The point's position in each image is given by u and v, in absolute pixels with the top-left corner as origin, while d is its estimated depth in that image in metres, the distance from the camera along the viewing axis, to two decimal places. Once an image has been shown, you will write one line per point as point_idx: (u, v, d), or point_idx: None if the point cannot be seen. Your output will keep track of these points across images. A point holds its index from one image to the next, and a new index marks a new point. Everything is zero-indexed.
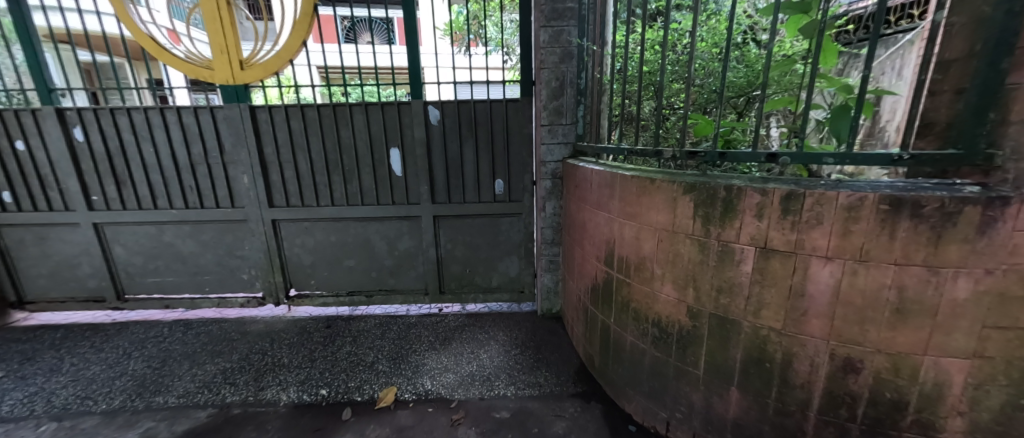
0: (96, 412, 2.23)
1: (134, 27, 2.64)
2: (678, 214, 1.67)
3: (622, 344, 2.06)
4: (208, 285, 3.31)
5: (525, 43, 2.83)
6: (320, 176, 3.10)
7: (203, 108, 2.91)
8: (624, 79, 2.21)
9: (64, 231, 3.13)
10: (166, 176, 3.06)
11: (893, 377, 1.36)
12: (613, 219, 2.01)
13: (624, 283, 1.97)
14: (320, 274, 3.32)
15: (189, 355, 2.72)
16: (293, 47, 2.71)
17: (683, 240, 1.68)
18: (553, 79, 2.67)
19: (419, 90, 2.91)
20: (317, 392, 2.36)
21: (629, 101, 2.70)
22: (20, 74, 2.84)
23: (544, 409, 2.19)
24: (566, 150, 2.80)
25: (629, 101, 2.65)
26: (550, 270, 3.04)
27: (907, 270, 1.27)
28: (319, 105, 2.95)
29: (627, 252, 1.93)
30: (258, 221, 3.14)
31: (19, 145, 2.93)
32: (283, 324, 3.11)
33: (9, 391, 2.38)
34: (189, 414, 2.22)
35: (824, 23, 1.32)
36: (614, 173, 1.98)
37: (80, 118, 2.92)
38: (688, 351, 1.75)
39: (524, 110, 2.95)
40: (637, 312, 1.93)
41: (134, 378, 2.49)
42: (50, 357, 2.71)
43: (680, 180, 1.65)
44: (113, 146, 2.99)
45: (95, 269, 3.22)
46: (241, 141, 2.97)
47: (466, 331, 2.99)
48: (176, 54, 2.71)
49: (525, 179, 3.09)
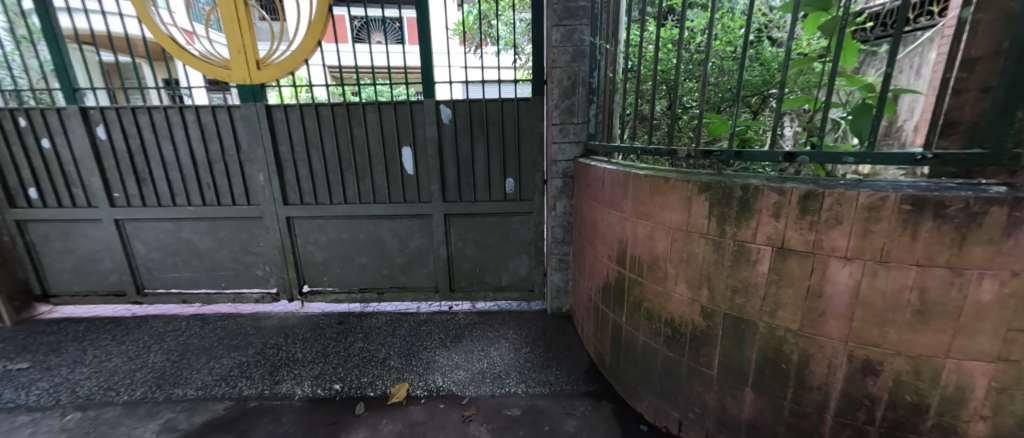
0: (119, 403, 2.29)
1: (155, 29, 2.72)
2: (692, 213, 1.66)
3: (634, 343, 2.05)
4: (224, 280, 3.38)
5: (536, 43, 2.85)
6: (333, 174, 3.15)
7: (221, 108, 2.98)
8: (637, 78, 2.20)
9: (88, 227, 3.23)
10: (185, 174, 3.14)
11: (914, 379, 1.34)
12: (626, 219, 2.01)
13: (636, 282, 1.97)
14: (332, 271, 3.37)
15: (206, 349, 2.79)
16: (309, 47, 2.76)
17: (698, 240, 1.67)
18: (565, 77, 2.67)
19: (432, 89, 2.94)
20: (331, 386, 2.40)
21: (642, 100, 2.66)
22: (45, 74, 2.93)
23: (555, 407, 2.19)
24: (577, 149, 2.81)
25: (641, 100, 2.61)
26: (560, 269, 3.06)
27: (929, 271, 1.25)
28: (333, 104, 2.99)
29: (640, 251, 1.93)
30: (273, 218, 3.20)
31: (44, 143, 3.03)
32: (297, 320, 3.17)
33: (35, 382, 2.47)
34: (208, 406, 2.27)
35: (846, 20, 1.30)
36: (626, 173, 1.97)
37: (103, 117, 3.00)
38: (702, 350, 1.74)
39: (536, 109, 2.96)
40: (650, 311, 1.92)
41: (154, 370, 2.57)
42: (74, 349, 2.81)
43: (695, 180, 1.64)
44: (134, 144, 3.07)
45: (116, 264, 3.31)
46: (258, 139, 3.03)
47: (476, 329, 3.01)
48: (195, 55, 2.78)
49: (536, 178, 3.10)
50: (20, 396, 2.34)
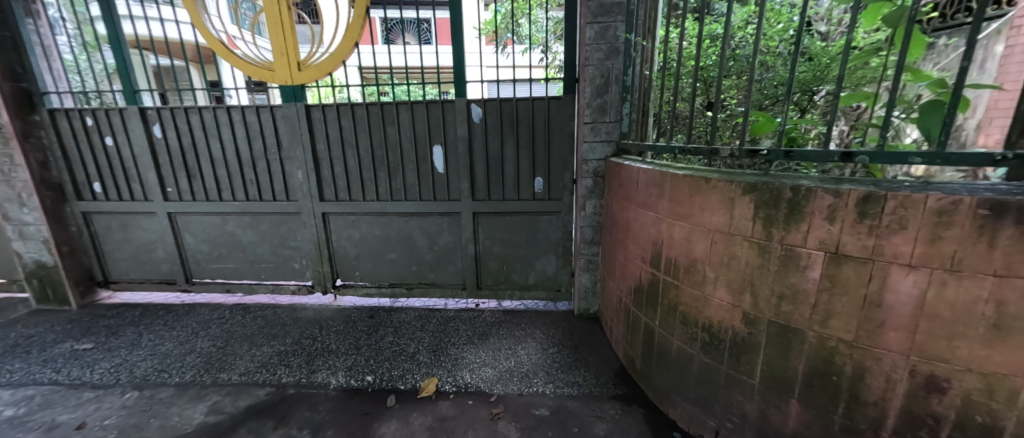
0: (171, 384, 2.45)
1: (207, 34, 2.87)
2: (735, 215, 1.61)
3: (668, 348, 2.00)
4: (264, 272, 3.55)
5: (569, 40, 2.83)
6: (367, 172, 3.23)
7: (264, 108, 3.12)
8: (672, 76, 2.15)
9: (144, 220, 3.46)
10: (231, 170, 3.31)
11: (986, 399, 1.22)
12: (661, 220, 1.96)
13: (671, 285, 1.92)
14: (364, 266, 3.47)
15: (249, 337, 2.94)
16: (347, 48, 2.84)
17: (740, 243, 1.61)
18: (599, 75, 2.64)
19: (463, 89, 2.96)
20: (363, 378, 2.47)
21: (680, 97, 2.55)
22: (109, 77, 3.16)
23: (584, 409, 2.17)
24: (608, 148, 2.77)
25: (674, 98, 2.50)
26: (589, 270, 3.02)
27: (1008, 282, 1.15)
28: (367, 103, 3.07)
29: (676, 253, 1.88)
30: (310, 213, 3.32)
31: (108, 141, 3.27)
32: (330, 313, 3.29)
33: (99, 361, 2.67)
34: (250, 391, 2.39)
35: (916, 11, 1.22)
36: (663, 173, 1.93)
37: (159, 117, 3.21)
38: (742, 358, 1.68)
39: (567, 107, 2.94)
40: (685, 315, 1.87)
41: (202, 355, 2.73)
42: (132, 332, 3.02)
43: (739, 180, 1.58)
44: (186, 142, 3.26)
45: (168, 254, 3.53)
46: (298, 138, 3.16)
47: (504, 327, 3.02)
48: (241, 56, 2.91)
49: (566, 177, 3.08)
50: (86, 373, 2.54)
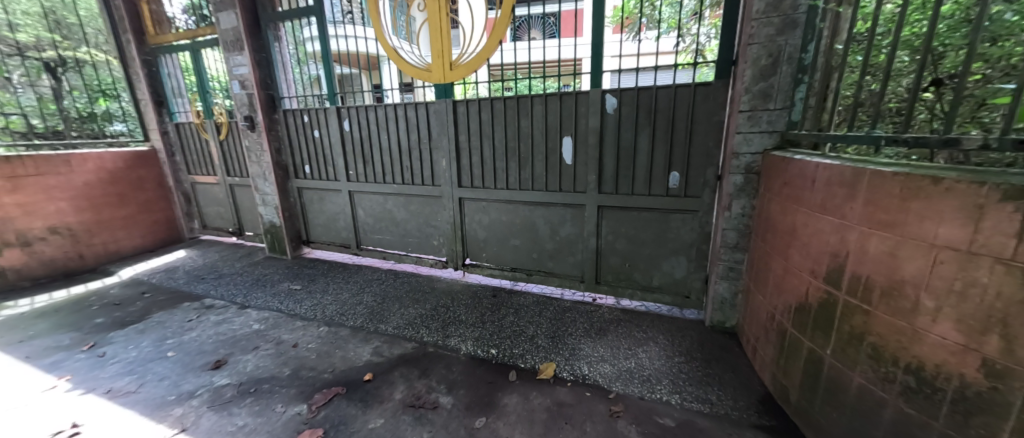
0: (346, 326, 2.99)
1: (388, 46, 3.31)
2: (984, 228, 1.21)
3: (843, 383, 1.63)
4: (411, 246, 4.05)
5: (727, 19, 2.49)
6: (500, 161, 3.40)
7: (422, 105, 3.53)
8: (870, 50, 1.70)
9: (333, 195, 4.28)
10: (393, 158, 3.84)
11: None
12: (848, 227, 1.60)
13: (857, 308, 1.56)
14: (490, 249, 3.68)
15: (399, 298, 3.41)
16: (492, 45, 2.96)
17: (988, 265, 1.21)
18: (765, 54, 2.27)
19: (599, 79, 2.86)
20: (488, 350, 2.64)
21: (870, 79, 1.96)
22: (316, 83, 3.94)
23: (718, 431, 1.93)
24: (768, 140, 2.37)
25: (869, 80, 1.97)
26: (728, 278, 2.67)
27: None
28: (504, 97, 3.22)
29: (869, 270, 1.51)
30: (449, 197, 3.66)
31: (315, 133, 4.09)
32: (460, 288, 3.60)
33: (304, 300, 3.41)
34: (400, 343, 2.76)
35: None
36: (858, 169, 1.56)
37: (348, 113, 3.88)
38: (974, 418, 1.27)
39: (717, 94, 2.62)
40: (877, 348, 1.50)
41: (366, 307, 3.26)
42: (321, 282, 3.78)
43: (1003, 182, 1.18)
44: (362, 133, 3.89)
45: (347, 224, 4.30)
46: (445, 129, 3.49)
47: (624, 326, 2.89)
48: (407, 61, 3.33)
49: (708, 172, 2.75)
50: (296, 307, 3.28)
